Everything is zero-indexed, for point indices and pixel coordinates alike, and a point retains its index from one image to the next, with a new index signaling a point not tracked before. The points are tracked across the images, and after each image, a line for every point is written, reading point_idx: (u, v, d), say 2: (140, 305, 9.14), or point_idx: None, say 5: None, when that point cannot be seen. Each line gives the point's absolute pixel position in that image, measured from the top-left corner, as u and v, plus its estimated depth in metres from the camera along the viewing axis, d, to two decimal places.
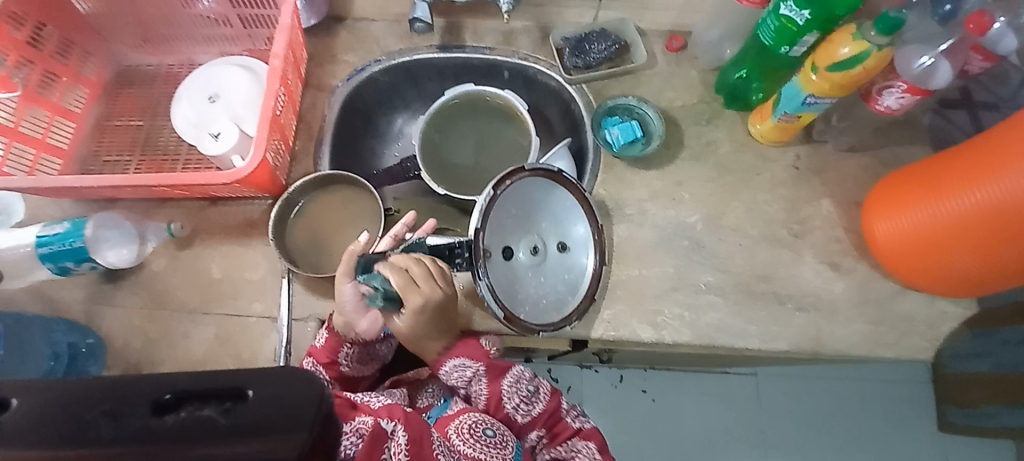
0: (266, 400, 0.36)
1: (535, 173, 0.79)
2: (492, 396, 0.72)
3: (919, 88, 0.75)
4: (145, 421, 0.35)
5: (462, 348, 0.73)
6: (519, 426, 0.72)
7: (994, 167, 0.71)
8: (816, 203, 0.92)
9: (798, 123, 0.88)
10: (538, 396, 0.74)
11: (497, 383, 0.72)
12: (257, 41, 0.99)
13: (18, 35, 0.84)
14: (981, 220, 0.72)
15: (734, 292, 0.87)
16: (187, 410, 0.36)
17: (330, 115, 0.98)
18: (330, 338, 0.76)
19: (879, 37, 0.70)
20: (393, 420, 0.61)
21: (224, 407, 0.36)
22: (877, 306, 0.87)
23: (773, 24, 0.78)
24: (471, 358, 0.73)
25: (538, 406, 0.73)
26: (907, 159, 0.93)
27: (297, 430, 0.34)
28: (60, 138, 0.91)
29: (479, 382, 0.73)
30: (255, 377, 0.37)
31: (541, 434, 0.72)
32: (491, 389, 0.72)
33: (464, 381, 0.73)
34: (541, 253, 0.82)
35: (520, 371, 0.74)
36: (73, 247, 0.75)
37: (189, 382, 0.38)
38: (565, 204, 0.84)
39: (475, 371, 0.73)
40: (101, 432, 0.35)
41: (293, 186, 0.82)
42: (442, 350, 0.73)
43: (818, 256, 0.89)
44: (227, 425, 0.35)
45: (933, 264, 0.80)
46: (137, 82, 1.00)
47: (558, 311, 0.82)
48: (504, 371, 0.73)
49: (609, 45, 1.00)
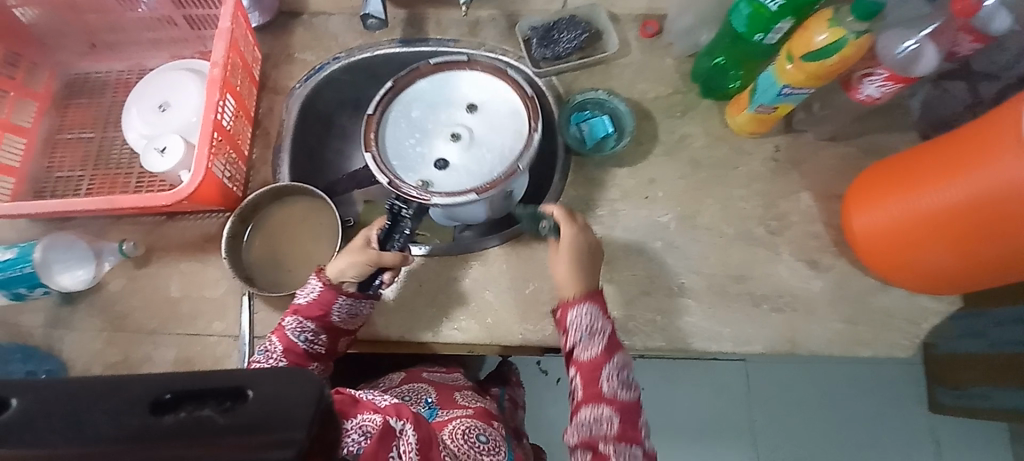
0: (267, 401, 0.35)
1: (383, 104, 0.86)
2: (597, 357, 0.69)
3: (901, 76, 0.69)
4: (143, 421, 0.34)
5: (593, 299, 0.72)
6: (600, 397, 0.68)
7: (975, 152, 0.67)
8: (795, 197, 0.88)
9: (775, 115, 0.83)
10: (630, 384, 0.70)
11: (608, 357, 0.69)
12: (208, 43, 0.94)
13: None
14: (955, 214, 0.69)
15: (708, 293, 0.84)
16: (185, 409, 0.35)
17: (288, 120, 0.93)
18: (323, 292, 0.73)
19: (855, 23, 0.65)
20: (401, 419, 0.58)
21: (223, 406, 0.35)
22: (856, 303, 0.84)
23: (745, 10, 0.73)
24: (604, 316, 0.71)
25: (628, 394, 0.69)
26: (893, 146, 0.89)
27: (297, 430, 0.34)
28: (10, 156, 0.88)
29: (596, 339, 0.70)
30: (257, 377, 0.36)
31: (610, 418, 0.67)
32: (605, 350, 0.69)
33: (589, 328, 0.70)
34: (462, 136, 0.86)
35: (627, 357, 0.71)
36: (25, 273, 0.74)
37: (186, 381, 0.36)
38: (435, 93, 0.89)
39: (600, 325, 0.71)
40: (88, 431, 0.33)
41: (247, 199, 0.79)
42: (577, 295, 0.71)
43: (796, 252, 0.86)
44: (227, 424, 0.34)
45: (906, 260, 0.77)
46: (86, 92, 0.96)
47: (516, 135, 0.85)
48: (617, 350, 0.71)
49: (580, 34, 0.94)
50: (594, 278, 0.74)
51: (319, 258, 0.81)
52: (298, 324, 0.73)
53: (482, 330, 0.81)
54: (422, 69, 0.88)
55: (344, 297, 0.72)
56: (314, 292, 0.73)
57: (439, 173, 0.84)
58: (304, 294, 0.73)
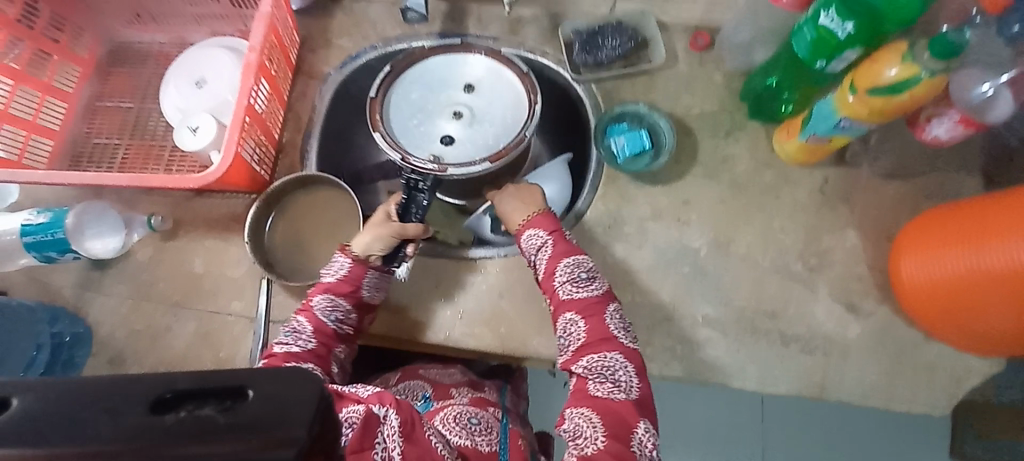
0: (269, 402, 0.30)
1: (383, 90, 0.85)
2: (548, 266, 0.71)
3: (973, 119, 0.64)
4: (140, 421, 0.29)
5: (538, 220, 0.74)
6: (562, 305, 0.70)
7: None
8: (839, 234, 0.83)
9: (828, 146, 0.78)
10: (589, 284, 0.70)
11: (557, 261, 0.71)
12: (249, 21, 0.94)
13: (9, 11, 0.83)
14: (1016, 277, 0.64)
15: (734, 325, 0.81)
16: (185, 408, 0.30)
17: (320, 106, 0.92)
18: (353, 267, 0.72)
19: (931, 61, 0.59)
20: (384, 406, 0.54)
21: (223, 405, 0.31)
22: (891, 354, 0.79)
23: (809, 35, 0.67)
24: (546, 229, 0.73)
25: (585, 292, 0.69)
26: (953, 189, 0.82)
27: (297, 428, 0.30)
28: (51, 119, 0.90)
29: (544, 253, 0.72)
30: (258, 375, 0.32)
31: (577, 321, 0.68)
32: (552, 258, 0.71)
33: (533, 246, 0.73)
34: (464, 113, 0.86)
35: (581, 259, 0.71)
36: (56, 238, 0.76)
37: (190, 379, 0.31)
38: (433, 74, 0.88)
39: (541, 237, 0.73)
40: (87, 429, 0.29)
41: (273, 185, 0.79)
42: (522, 221, 0.75)
43: (833, 294, 0.81)
44: (227, 424, 0.29)
45: (959, 317, 0.72)
46: (129, 61, 0.97)
47: (517, 108, 0.85)
48: (568, 253, 0.71)
49: (625, 41, 0.90)
50: (539, 204, 0.76)
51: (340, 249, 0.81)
52: (328, 303, 0.71)
53: (494, 338, 0.79)
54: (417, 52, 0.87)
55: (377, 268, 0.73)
56: (342, 268, 0.72)
57: (446, 149, 0.84)
58: (334, 271, 0.72)
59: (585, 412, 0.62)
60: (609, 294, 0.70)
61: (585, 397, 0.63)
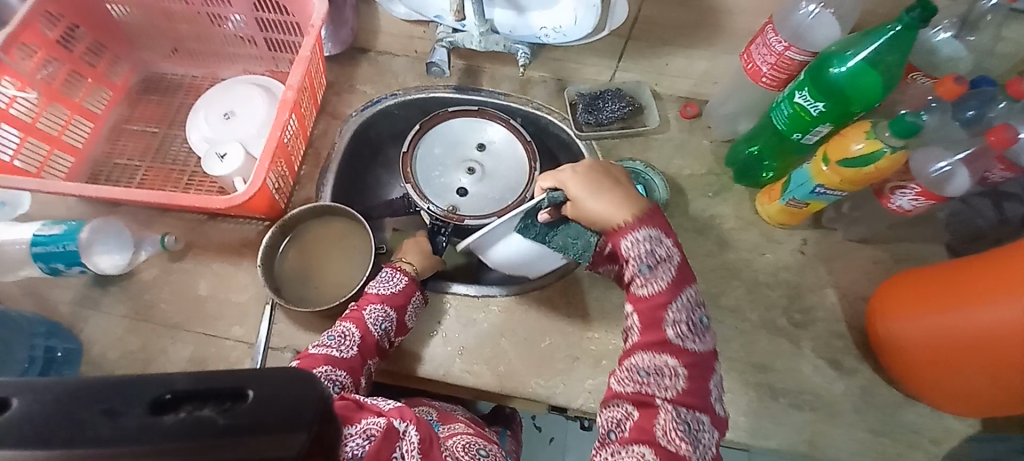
0: (267, 402, 0.32)
1: (415, 146, 0.98)
2: (667, 289, 0.63)
3: (935, 194, 0.71)
4: (141, 421, 0.31)
5: (652, 226, 0.65)
6: (667, 344, 0.61)
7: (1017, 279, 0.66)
8: (820, 292, 0.88)
9: (806, 210, 0.86)
10: (699, 331, 0.63)
11: (676, 290, 0.63)
12: (280, 64, 1.01)
13: (50, 35, 0.87)
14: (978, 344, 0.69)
15: (726, 377, 0.84)
16: (185, 408, 0.32)
17: (339, 144, 0.98)
18: (407, 284, 0.80)
19: (892, 139, 0.68)
20: (404, 420, 0.59)
21: (223, 406, 0.32)
22: (875, 412, 0.82)
23: (786, 110, 0.77)
24: (670, 244, 0.65)
25: (697, 342, 0.62)
26: (921, 257, 0.90)
27: (296, 431, 0.31)
28: (76, 137, 0.94)
29: (660, 270, 0.63)
30: (256, 375, 0.33)
31: (678, 365, 0.61)
32: (671, 283, 0.63)
33: (651, 256, 0.63)
34: (478, 167, 1.01)
35: (696, 296, 0.64)
36: (67, 250, 0.77)
37: (189, 380, 0.33)
38: (453, 131, 1.01)
39: (662, 253, 0.64)
40: (87, 431, 0.30)
41: (290, 214, 0.82)
42: (630, 219, 0.65)
43: (818, 350, 0.85)
44: (226, 425, 0.31)
45: (938, 377, 0.75)
46: (160, 91, 1.03)
47: (522, 170, 1.01)
48: (685, 285, 0.64)
49: (624, 106, 1.00)
50: (631, 194, 0.67)
51: (347, 278, 0.84)
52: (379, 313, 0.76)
53: (493, 377, 0.80)
54: (444, 114, 1.00)
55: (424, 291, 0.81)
56: (397, 285, 0.79)
57: (461, 199, 0.99)
58: (390, 285, 0.78)
59: (646, 456, 0.57)
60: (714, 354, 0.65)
61: (651, 442, 0.57)
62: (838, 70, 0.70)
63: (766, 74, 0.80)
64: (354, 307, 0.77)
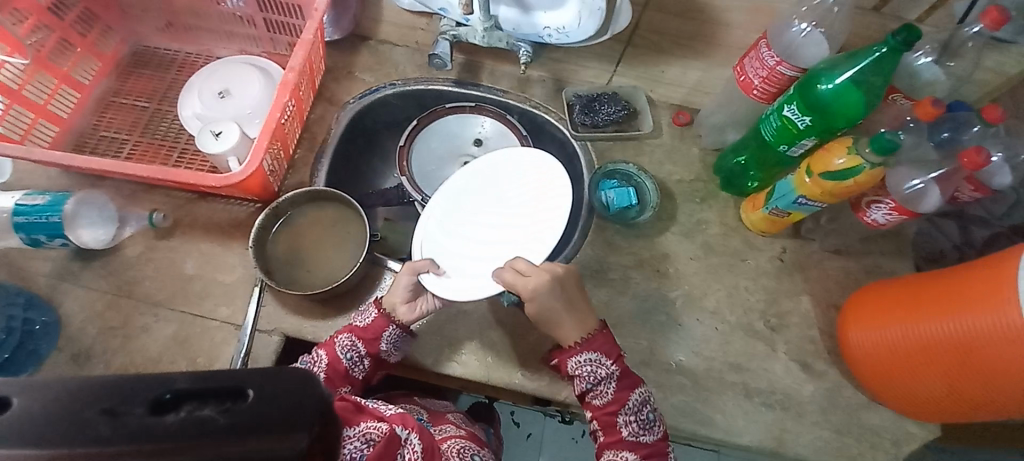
0: (267, 401, 0.31)
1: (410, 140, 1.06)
2: (615, 401, 0.74)
3: (907, 209, 0.76)
4: (143, 421, 0.30)
5: (597, 344, 0.75)
6: (621, 443, 0.74)
7: (968, 298, 0.71)
8: (796, 299, 0.93)
9: (787, 219, 0.90)
10: (653, 426, 0.74)
11: (624, 393, 0.74)
12: (278, 46, 1.00)
13: (42, 1, 0.86)
14: (939, 351, 0.74)
15: (704, 376, 0.87)
16: (185, 408, 0.31)
17: (335, 130, 0.98)
18: (376, 318, 0.77)
19: (871, 155, 0.72)
20: (407, 428, 0.62)
21: (223, 406, 0.31)
22: (841, 414, 0.87)
23: (775, 122, 0.80)
24: (611, 358, 0.75)
25: (651, 436, 0.74)
26: (890, 270, 0.95)
27: (297, 431, 0.31)
28: (63, 107, 0.91)
29: (607, 384, 0.74)
30: (258, 375, 0.33)
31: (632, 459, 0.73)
32: (617, 394, 0.74)
33: (593, 376, 0.74)
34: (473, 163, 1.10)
35: (646, 392, 0.75)
36: (50, 222, 0.75)
37: (190, 379, 0.32)
38: (450, 126, 1.09)
39: (605, 370, 0.74)
40: (88, 430, 0.29)
41: (284, 197, 0.82)
42: (579, 342, 0.75)
43: (791, 353, 0.89)
44: (227, 424, 0.30)
45: (900, 381, 0.80)
46: (151, 64, 1.00)
47: None
48: (633, 387, 0.75)
49: (619, 110, 1.02)
50: (590, 320, 0.77)
51: (338, 263, 0.84)
52: (349, 343, 0.76)
53: (481, 367, 0.82)
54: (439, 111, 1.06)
55: (396, 327, 0.77)
56: (370, 317, 0.77)
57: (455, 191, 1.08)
58: (363, 317, 0.77)
59: None
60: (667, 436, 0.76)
61: None
62: (825, 87, 0.73)
63: (757, 87, 0.83)
64: (339, 331, 0.79)
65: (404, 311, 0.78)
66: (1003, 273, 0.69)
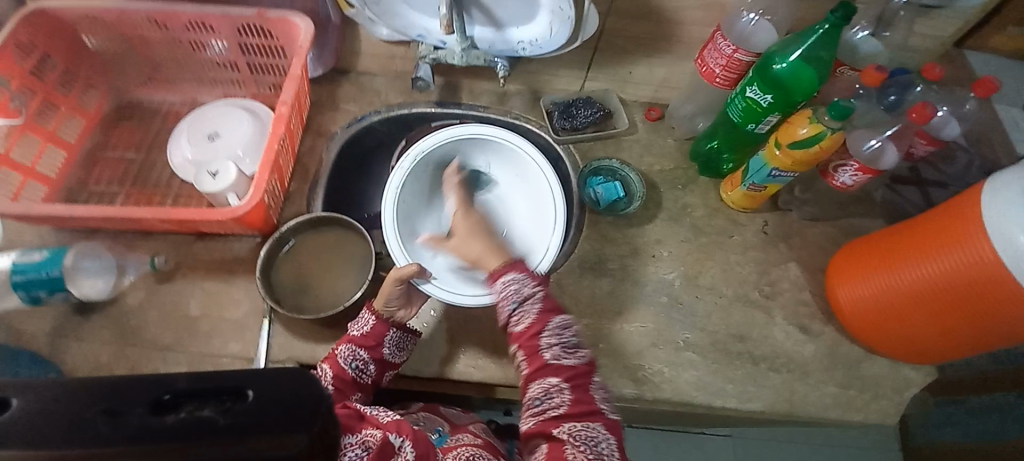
0: (269, 403, 0.33)
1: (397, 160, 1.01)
2: (537, 322, 0.69)
3: (870, 169, 0.83)
4: (143, 421, 0.32)
5: (514, 266, 0.72)
6: (544, 367, 0.68)
7: (938, 242, 0.77)
8: (784, 267, 0.98)
9: (765, 193, 0.96)
10: (576, 350, 0.69)
11: (547, 316, 0.69)
12: (262, 86, 1.03)
13: (23, 64, 0.86)
14: (923, 294, 0.79)
15: (711, 349, 0.90)
16: (185, 409, 0.33)
17: (327, 160, 1.00)
18: (376, 324, 0.76)
19: (831, 122, 0.79)
20: (401, 435, 0.60)
21: (223, 406, 0.33)
22: (843, 369, 0.91)
23: (740, 104, 0.87)
24: (533, 280, 0.72)
25: (573, 360, 0.68)
26: (863, 230, 1.02)
27: (297, 433, 0.32)
28: (49, 166, 0.91)
29: (530, 304, 0.70)
30: (256, 376, 0.34)
31: (562, 386, 0.66)
32: (540, 314, 0.69)
33: (517, 294, 0.70)
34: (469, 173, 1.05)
35: (567, 321, 0.70)
36: (50, 276, 0.74)
37: (188, 380, 0.34)
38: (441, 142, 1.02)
39: (530, 290, 0.71)
40: (87, 431, 0.31)
41: (287, 225, 0.84)
42: (500, 264, 0.73)
43: (788, 317, 0.94)
44: (227, 425, 0.32)
45: (892, 329, 0.85)
46: (136, 117, 1.02)
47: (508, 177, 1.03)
48: (556, 312, 0.70)
49: (595, 111, 1.08)
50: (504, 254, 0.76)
51: (345, 285, 0.85)
52: (350, 352, 0.74)
53: (499, 370, 0.83)
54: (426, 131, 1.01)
55: (395, 329, 0.76)
56: (367, 323, 0.75)
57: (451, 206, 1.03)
58: (358, 326, 0.75)
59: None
60: (593, 365, 0.71)
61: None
62: (780, 66, 0.81)
63: (719, 75, 0.91)
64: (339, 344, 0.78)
65: (403, 315, 0.78)
66: (965, 215, 0.75)
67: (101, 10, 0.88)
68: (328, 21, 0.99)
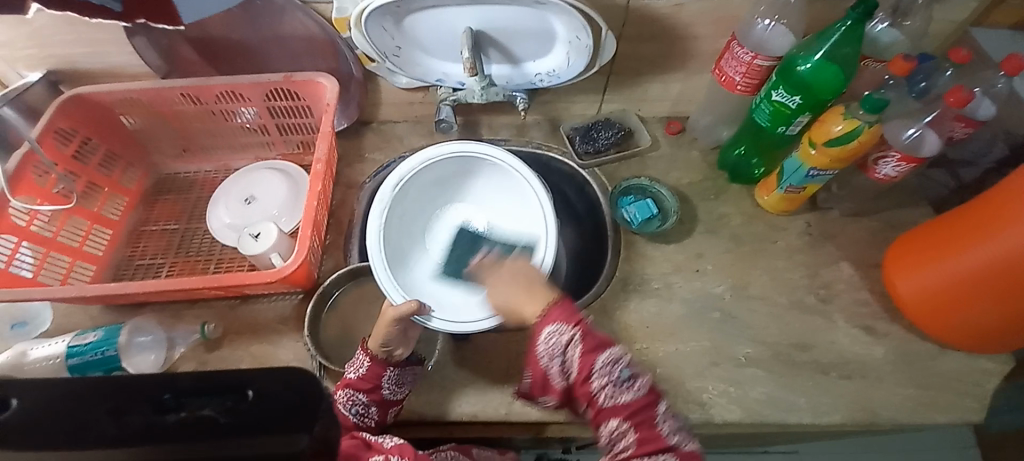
0: (266, 404, 0.41)
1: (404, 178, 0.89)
2: (582, 367, 0.67)
3: (913, 157, 0.81)
4: (148, 419, 0.40)
5: (557, 314, 0.70)
6: (603, 411, 0.67)
7: (996, 219, 0.74)
8: (836, 267, 0.94)
9: (803, 195, 0.94)
10: (630, 386, 0.66)
11: (591, 358, 0.67)
12: (291, 146, 1.06)
13: (65, 150, 0.91)
14: (990, 276, 0.75)
15: (774, 362, 0.86)
16: (186, 410, 0.40)
17: (359, 210, 1.02)
18: (371, 366, 0.75)
19: (867, 115, 0.78)
20: None
21: (224, 407, 0.41)
22: (919, 370, 0.85)
23: (768, 109, 0.86)
24: (569, 324, 0.69)
25: (629, 397, 0.66)
26: (911, 219, 0.98)
27: (297, 433, 0.40)
28: (96, 246, 0.93)
29: (572, 352, 0.68)
30: (254, 380, 0.42)
31: (625, 427, 0.65)
32: (585, 357, 0.67)
33: (557, 347, 0.69)
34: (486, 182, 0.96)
35: (618, 354, 0.68)
36: (105, 356, 0.76)
37: (190, 383, 0.42)
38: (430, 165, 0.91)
39: (568, 337, 0.69)
40: (107, 429, 0.39)
41: (328, 279, 0.85)
42: (539, 315, 0.71)
43: (850, 320, 0.90)
44: (227, 422, 0.40)
45: (960, 317, 0.81)
46: (173, 190, 1.05)
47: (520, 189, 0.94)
48: (602, 348, 0.68)
49: (616, 133, 1.09)
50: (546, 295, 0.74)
51: None
52: (349, 396, 0.75)
53: (555, 405, 0.82)
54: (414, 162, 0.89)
55: (393, 370, 0.75)
56: (361, 366, 0.75)
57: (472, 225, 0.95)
58: (354, 369, 0.75)
59: None
60: (655, 393, 0.67)
61: None
62: (804, 67, 0.80)
63: (740, 83, 0.91)
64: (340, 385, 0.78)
65: (400, 352, 0.76)
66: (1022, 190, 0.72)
67: (141, 91, 0.92)
68: (349, 77, 1.02)
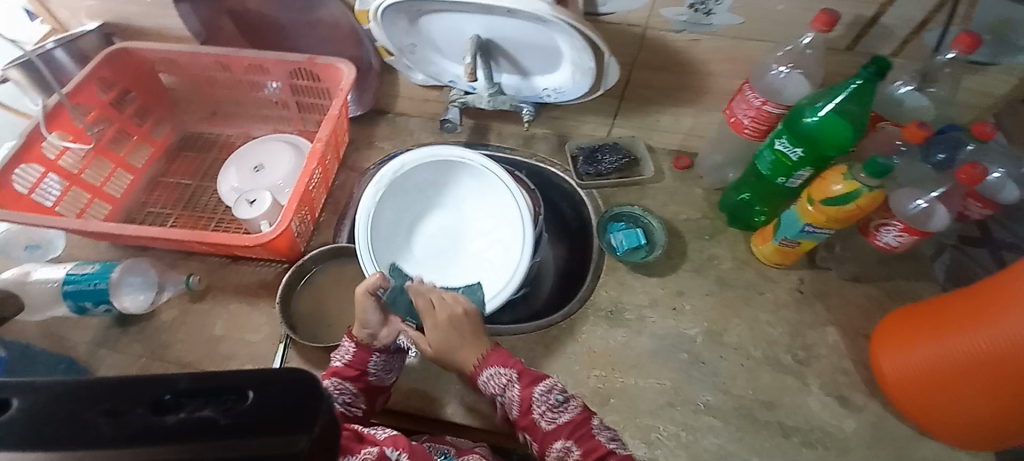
0: (269, 403, 0.34)
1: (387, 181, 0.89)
2: (522, 401, 0.73)
3: (917, 229, 0.77)
4: (144, 420, 0.32)
5: (494, 358, 0.76)
6: (546, 435, 0.71)
7: (991, 306, 0.69)
8: (821, 330, 0.90)
9: (799, 249, 0.90)
10: (566, 406, 0.72)
11: (530, 389, 0.73)
12: (308, 123, 1.12)
13: (104, 97, 0.99)
14: (980, 366, 0.70)
15: (735, 415, 0.83)
16: (185, 409, 0.33)
17: (358, 193, 1.05)
18: (357, 352, 0.77)
19: (868, 179, 0.74)
20: (396, 449, 0.65)
21: (224, 407, 0.34)
22: (890, 454, 0.80)
23: (769, 157, 0.85)
24: (505, 366, 0.75)
25: (568, 415, 0.71)
26: (915, 294, 0.93)
27: (299, 436, 0.33)
28: (116, 188, 1.02)
29: (512, 389, 0.74)
30: (257, 378, 0.35)
31: (569, 447, 0.69)
32: (523, 390, 0.73)
33: (498, 388, 0.75)
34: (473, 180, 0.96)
35: (552, 383, 0.75)
36: (97, 288, 0.81)
37: (188, 380, 0.34)
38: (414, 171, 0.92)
39: (506, 379, 0.75)
40: (89, 430, 0.32)
41: (309, 255, 0.90)
42: (477, 359, 0.76)
43: (825, 387, 0.85)
44: (228, 425, 0.33)
45: (945, 406, 0.75)
46: (195, 147, 1.12)
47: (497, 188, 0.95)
48: (537, 380, 0.74)
49: (620, 158, 1.08)
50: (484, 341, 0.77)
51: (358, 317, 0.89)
52: (337, 386, 0.75)
53: (501, 415, 0.82)
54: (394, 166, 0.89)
55: (380, 355, 0.76)
56: (348, 353, 0.77)
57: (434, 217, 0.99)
58: (340, 357, 0.77)
59: None
60: (588, 409, 0.73)
61: None
62: (811, 119, 0.79)
63: (748, 127, 0.89)
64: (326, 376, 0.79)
65: (387, 334, 0.76)
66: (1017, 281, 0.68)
67: (178, 53, 1.00)
68: (369, 67, 1.06)
